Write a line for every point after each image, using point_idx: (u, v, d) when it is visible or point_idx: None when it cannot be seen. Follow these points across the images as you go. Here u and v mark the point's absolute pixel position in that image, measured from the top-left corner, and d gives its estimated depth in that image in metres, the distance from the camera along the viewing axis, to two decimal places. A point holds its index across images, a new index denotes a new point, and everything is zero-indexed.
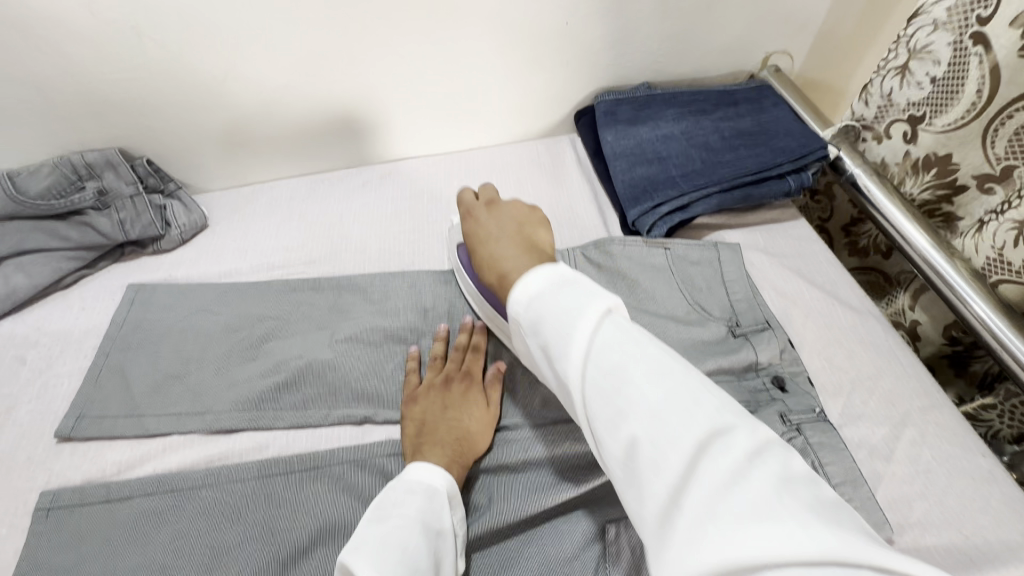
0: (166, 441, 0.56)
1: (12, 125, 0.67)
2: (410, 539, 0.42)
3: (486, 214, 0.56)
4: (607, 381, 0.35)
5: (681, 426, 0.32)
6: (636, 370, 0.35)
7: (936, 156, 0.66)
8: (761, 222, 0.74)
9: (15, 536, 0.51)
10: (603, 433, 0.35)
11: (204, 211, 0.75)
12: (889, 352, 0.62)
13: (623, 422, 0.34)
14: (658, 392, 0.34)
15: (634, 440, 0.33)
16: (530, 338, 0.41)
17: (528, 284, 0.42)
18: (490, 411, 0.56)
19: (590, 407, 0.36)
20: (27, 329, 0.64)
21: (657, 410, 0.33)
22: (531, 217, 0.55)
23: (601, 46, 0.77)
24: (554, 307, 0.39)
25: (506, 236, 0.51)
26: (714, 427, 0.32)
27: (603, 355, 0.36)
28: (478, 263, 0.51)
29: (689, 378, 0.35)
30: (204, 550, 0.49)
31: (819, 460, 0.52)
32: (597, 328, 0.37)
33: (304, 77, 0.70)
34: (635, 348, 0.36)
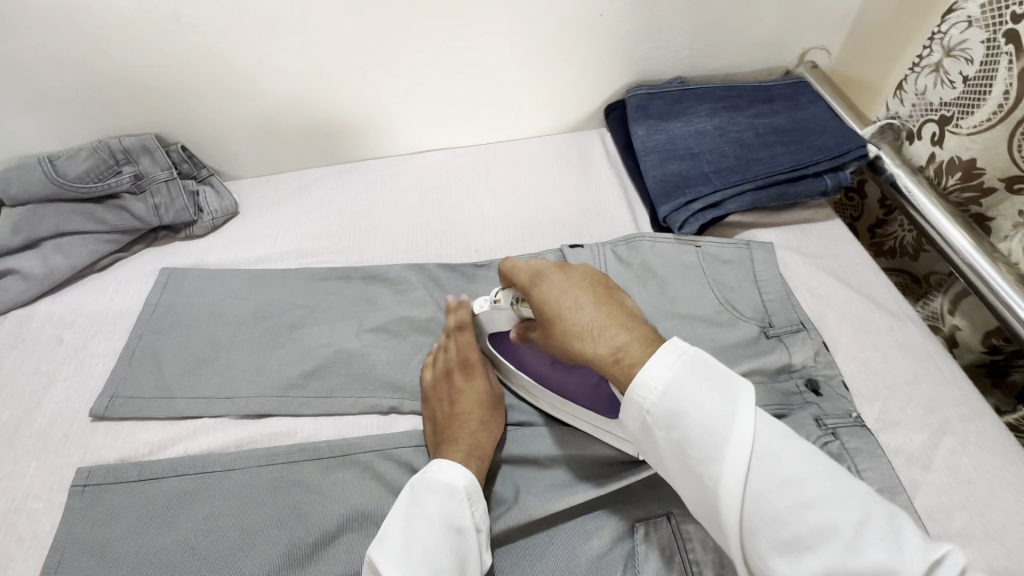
0: (196, 423, 0.57)
1: (54, 110, 0.68)
2: (425, 543, 0.43)
3: (561, 277, 0.47)
4: (782, 501, 0.36)
5: (887, 557, 0.33)
6: (812, 489, 0.36)
7: (960, 160, 0.65)
8: (795, 222, 0.73)
9: (52, 510, 0.52)
10: (780, 557, 0.36)
11: (235, 198, 0.76)
12: (928, 358, 0.60)
13: (809, 548, 0.34)
14: (848, 519, 0.34)
15: (823, 566, 0.34)
16: (664, 431, 0.40)
17: (659, 369, 0.40)
18: (495, 395, 0.57)
19: (756, 521, 0.36)
20: (63, 309, 0.66)
21: (847, 537, 0.34)
22: (607, 282, 0.48)
23: (634, 39, 0.76)
24: (697, 406, 0.39)
25: (599, 307, 0.45)
26: (925, 556, 0.33)
27: (768, 466, 0.37)
28: (569, 338, 0.44)
29: (864, 495, 0.36)
30: (234, 532, 0.50)
31: (856, 466, 0.51)
32: (755, 432, 0.38)
33: (336, 66, 0.70)
34: (808, 468, 0.36)
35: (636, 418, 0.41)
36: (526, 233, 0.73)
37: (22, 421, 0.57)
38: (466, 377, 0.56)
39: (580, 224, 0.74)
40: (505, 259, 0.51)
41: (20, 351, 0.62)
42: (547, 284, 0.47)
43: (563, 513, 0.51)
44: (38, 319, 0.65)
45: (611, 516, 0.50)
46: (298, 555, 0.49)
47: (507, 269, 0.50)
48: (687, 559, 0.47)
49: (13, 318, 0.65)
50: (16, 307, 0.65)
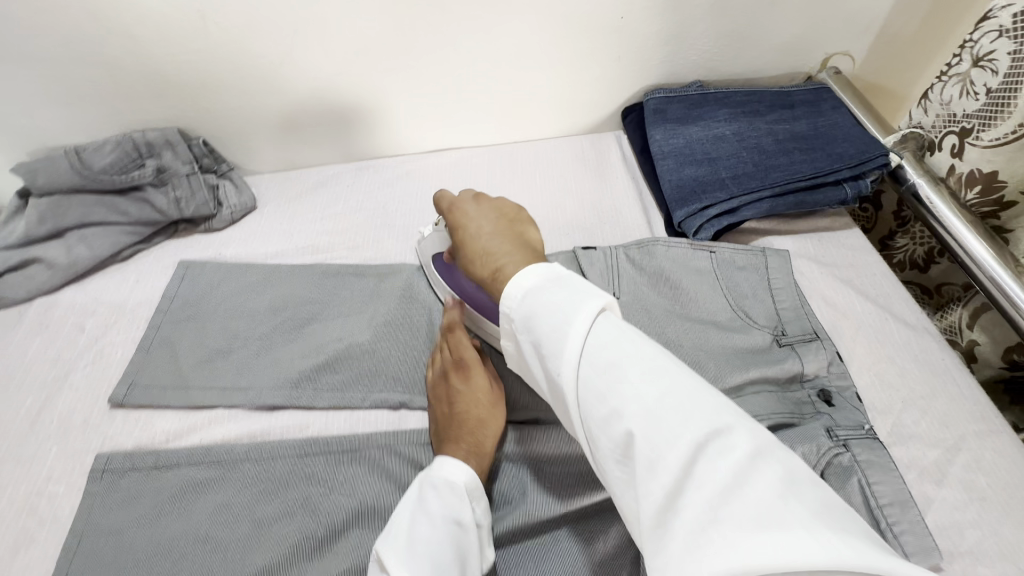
0: (211, 413, 0.58)
1: (82, 102, 0.70)
2: (426, 535, 0.43)
3: (474, 207, 0.56)
4: (602, 381, 0.36)
5: (676, 425, 0.32)
6: (629, 369, 0.36)
7: (980, 172, 0.65)
8: (813, 230, 0.72)
9: (72, 494, 0.53)
10: (601, 434, 0.36)
11: (254, 193, 0.77)
12: (946, 373, 0.59)
13: (621, 422, 0.34)
14: (654, 393, 0.34)
15: (625, 436, 0.34)
16: (523, 333, 0.42)
17: (522, 281, 0.44)
18: (495, 392, 0.55)
19: (585, 406, 0.37)
20: (86, 298, 0.67)
21: (646, 408, 0.34)
22: (518, 215, 0.55)
23: (655, 42, 0.75)
24: (545, 306, 0.41)
25: (496, 230, 0.52)
26: (712, 426, 0.32)
27: (595, 353, 0.37)
28: (470, 257, 0.51)
29: (679, 376, 0.35)
30: (247, 522, 0.51)
31: (866, 478, 0.49)
32: (592, 325, 0.38)
33: (357, 65, 0.71)
34: (632, 350, 0.37)
35: (505, 323, 0.45)
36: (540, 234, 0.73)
37: (44, 406, 0.59)
38: (462, 379, 0.54)
39: (594, 227, 0.74)
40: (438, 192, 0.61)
41: (44, 337, 0.64)
42: (461, 215, 0.56)
43: (569, 516, 0.51)
44: (61, 306, 0.66)
45: (617, 521, 0.51)
46: (307, 547, 0.50)
47: (438, 199, 0.60)
48: None
49: (38, 305, 0.67)
50: (41, 294, 0.67)
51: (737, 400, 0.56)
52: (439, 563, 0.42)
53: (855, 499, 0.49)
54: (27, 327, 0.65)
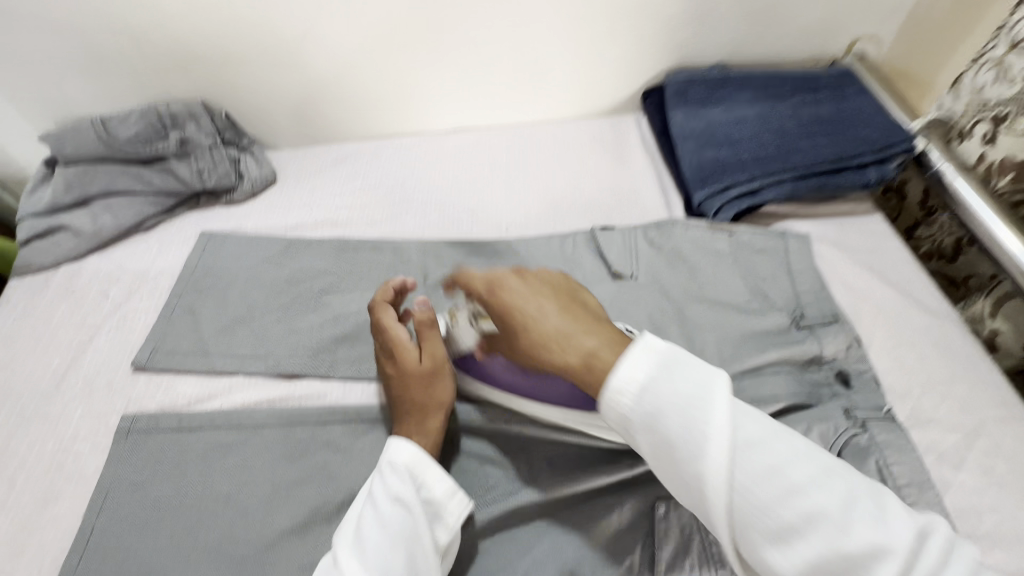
0: (231, 380, 0.59)
1: (109, 72, 0.71)
2: (369, 521, 0.45)
3: (521, 282, 0.48)
4: (773, 492, 0.36)
5: (877, 536, 0.35)
6: (798, 475, 0.36)
7: (1012, 160, 0.63)
8: (834, 215, 0.71)
9: (98, 453, 0.55)
10: (774, 548, 0.36)
11: (274, 167, 0.78)
12: (965, 360, 0.58)
13: (808, 534, 0.35)
14: (836, 502, 0.36)
15: (818, 552, 0.35)
16: (647, 433, 0.40)
17: (634, 369, 0.41)
18: (433, 360, 0.54)
19: (746, 513, 0.37)
20: (110, 266, 0.68)
21: (837, 521, 0.35)
22: (568, 284, 0.49)
23: (677, 21, 0.74)
24: (674, 405, 0.39)
25: (558, 308, 0.46)
26: (907, 532, 0.35)
27: (755, 455, 0.37)
28: (540, 343, 0.45)
29: (838, 472, 0.37)
30: (266, 485, 0.52)
31: (884, 460, 0.49)
32: (736, 423, 0.38)
33: (378, 40, 0.71)
34: (787, 450, 0.38)
35: (617, 420, 0.42)
36: (558, 214, 0.73)
37: (70, 368, 0.60)
38: (394, 363, 0.54)
39: (611, 208, 0.73)
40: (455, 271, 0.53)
41: (70, 302, 0.65)
42: (508, 292, 0.48)
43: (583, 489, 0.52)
44: (86, 273, 0.68)
45: (631, 495, 0.51)
46: (326, 511, 0.50)
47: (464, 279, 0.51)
48: (707, 539, 0.48)
49: (63, 272, 0.68)
50: (66, 261, 0.69)
51: (753, 380, 0.56)
52: (386, 550, 0.43)
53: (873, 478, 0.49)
54: (54, 293, 0.66)
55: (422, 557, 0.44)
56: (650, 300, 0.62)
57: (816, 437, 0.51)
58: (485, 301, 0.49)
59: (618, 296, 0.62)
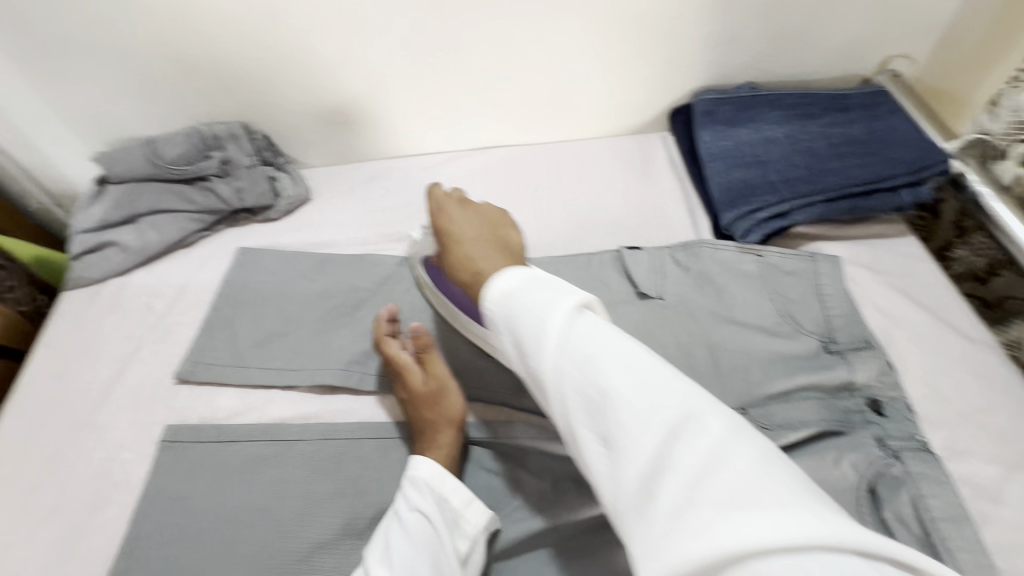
0: (267, 394, 0.61)
1: (158, 95, 0.74)
2: (394, 534, 0.47)
3: (458, 211, 0.59)
4: (584, 377, 0.38)
5: (654, 413, 0.35)
6: (603, 359, 0.38)
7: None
8: (865, 236, 0.70)
9: (143, 462, 0.57)
10: (581, 429, 0.38)
11: (309, 185, 0.81)
12: (1005, 388, 0.57)
13: (601, 413, 0.37)
14: (631, 382, 0.37)
15: (606, 425, 0.36)
16: (507, 335, 0.45)
17: (503, 281, 0.47)
18: (436, 380, 0.56)
19: (560, 395, 0.39)
20: (154, 281, 0.71)
21: (624, 398, 0.36)
22: (501, 221, 0.59)
23: (707, 42, 0.75)
24: (524, 303, 0.44)
25: (479, 236, 0.55)
26: (692, 414, 0.34)
27: (576, 345, 0.40)
28: (452, 262, 0.55)
29: (653, 365, 0.38)
30: (301, 499, 0.53)
31: (919, 491, 0.48)
32: (571, 323, 0.41)
33: (412, 63, 0.73)
34: (609, 345, 0.39)
35: (490, 326, 0.47)
36: (585, 233, 0.74)
37: (117, 379, 0.63)
38: (404, 387, 0.57)
39: (638, 227, 0.74)
40: (431, 187, 0.63)
41: (117, 315, 0.68)
42: (446, 217, 0.59)
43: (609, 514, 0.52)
44: (132, 287, 0.71)
45: None
46: (358, 526, 0.52)
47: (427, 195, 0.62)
48: None
49: (111, 286, 0.71)
50: (113, 275, 0.72)
51: (782, 405, 0.55)
52: (409, 558, 0.45)
53: (906, 513, 0.47)
54: (102, 306, 0.69)
55: (445, 566, 0.45)
56: (677, 321, 0.62)
57: (847, 467, 0.50)
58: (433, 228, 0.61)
59: (645, 317, 0.62)
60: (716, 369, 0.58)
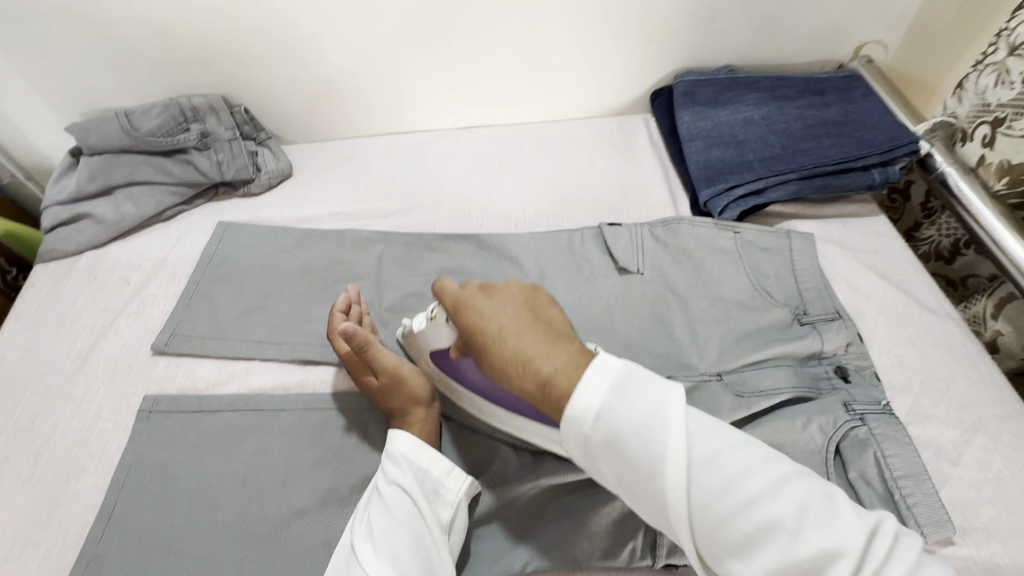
0: (247, 364, 0.61)
1: (134, 67, 0.73)
2: (375, 512, 0.47)
3: (486, 303, 0.47)
4: (727, 504, 0.37)
5: (827, 539, 0.35)
6: (752, 486, 0.37)
7: (1009, 163, 0.64)
8: (838, 215, 0.72)
9: (119, 432, 0.57)
10: (734, 558, 0.37)
11: (290, 161, 0.80)
12: (967, 358, 0.59)
13: (761, 546, 0.36)
14: (788, 510, 0.36)
15: (773, 561, 0.35)
16: (608, 455, 0.40)
17: (591, 395, 0.40)
18: (388, 371, 0.55)
19: (704, 526, 0.37)
20: (130, 254, 0.70)
21: (789, 530, 0.36)
22: (536, 301, 0.47)
23: (688, 24, 0.76)
24: (632, 423, 0.39)
25: (528, 330, 0.44)
26: (853, 530, 0.35)
27: (711, 468, 0.38)
28: (501, 366, 0.44)
29: (794, 479, 0.37)
30: (282, 466, 0.53)
31: (882, 451, 0.50)
32: (692, 439, 0.38)
33: (395, 39, 0.73)
34: (740, 459, 0.38)
35: (575, 447, 0.41)
36: (567, 210, 0.75)
37: (92, 351, 0.62)
38: (360, 379, 0.56)
39: (619, 205, 0.75)
40: (438, 280, 0.50)
41: (92, 288, 0.67)
42: (474, 314, 0.47)
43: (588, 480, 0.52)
44: (107, 260, 0.70)
45: None
46: (339, 493, 0.52)
47: (437, 290, 0.50)
48: None
49: (86, 259, 0.70)
50: (88, 248, 0.71)
51: (755, 372, 0.57)
52: (391, 533, 0.45)
53: (871, 471, 0.50)
54: (77, 279, 0.68)
55: (427, 537, 0.46)
56: (656, 294, 0.63)
57: (814, 430, 0.51)
58: (454, 324, 0.49)
59: (624, 291, 0.63)
60: (694, 341, 0.60)
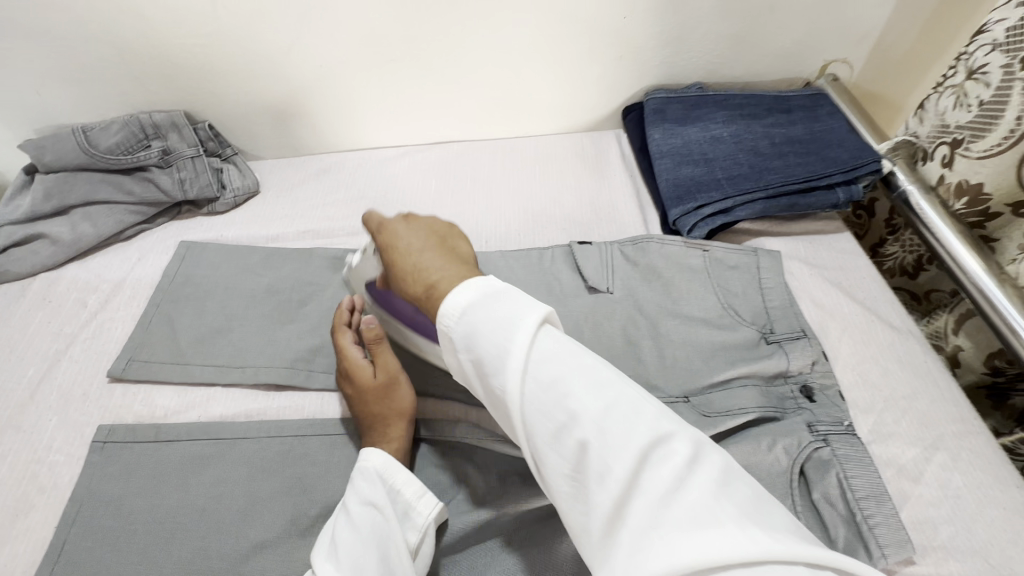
0: (209, 391, 0.59)
1: (92, 82, 0.71)
2: (343, 530, 0.45)
3: (402, 225, 0.51)
4: (546, 396, 0.35)
5: (620, 435, 0.32)
6: (574, 382, 0.35)
7: (968, 183, 0.66)
8: (805, 232, 0.73)
9: (72, 464, 0.55)
10: (547, 451, 0.35)
11: (257, 178, 0.78)
12: (928, 374, 0.60)
13: (567, 438, 0.34)
14: (600, 405, 0.34)
15: (574, 451, 0.33)
16: (463, 353, 0.39)
17: (460, 298, 0.40)
18: (387, 373, 0.55)
19: (527, 418, 0.35)
20: (87, 276, 0.68)
21: (593, 423, 0.33)
22: (449, 233, 0.51)
23: (657, 42, 0.76)
24: (488, 320, 0.38)
25: (431, 249, 0.47)
26: (655, 434, 0.32)
27: (542, 367, 0.36)
28: (402, 276, 0.47)
29: (618, 386, 0.35)
30: (243, 498, 0.52)
31: (844, 472, 0.51)
32: (537, 337, 0.37)
33: (365, 55, 0.72)
34: (573, 361, 0.36)
35: (443, 343, 0.41)
36: (539, 226, 0.75)
37: (43, 378, 0.60)
38: (350, 381, 0.56)
39: (590, 222, 0.75)
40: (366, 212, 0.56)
41: (46, 312, 0.65)
42: (388, 233, 0.51)
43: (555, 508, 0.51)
44: (63, 282, 0.68)
45: None
46: (300, 525, 0.51)
47: (365, 220, 0.54)
48: None
49: (40, 281, 0.68)
50: (44, 269, 0.68)
51: (722, 393, 0.57)
52: (357, 552, 0.43)
53: (834, 493, 0.50)
54: (30, 301, 0.66)
55: (393, 555, 0.44)
56: (625, 313, 0.63)
57: (780, 451, 0.52)
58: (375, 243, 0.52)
59: (594, 309, 0.63)
60: (662, 361, 0.60)
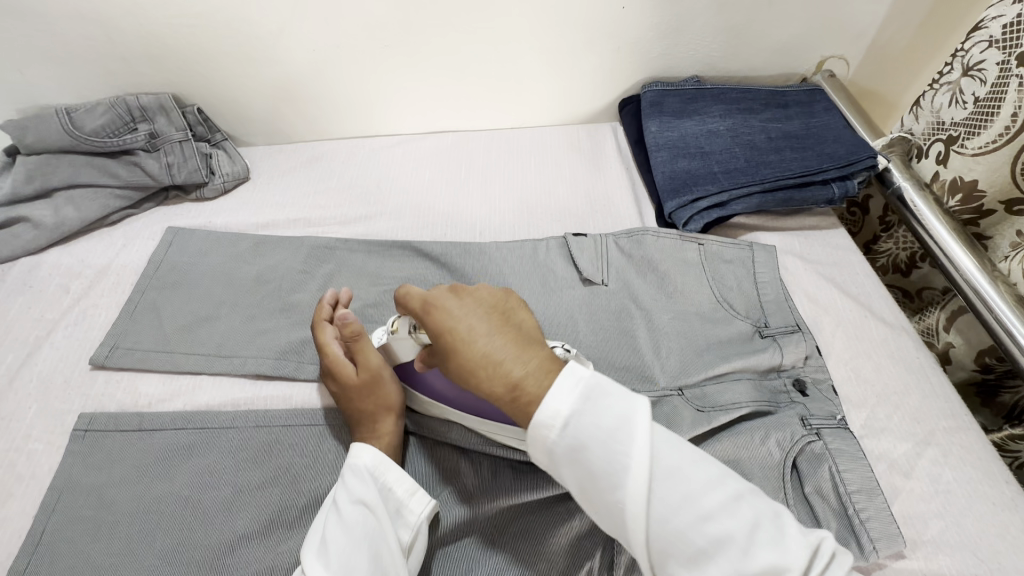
0: (195, 379, 0.58)
1: (77, 63, 0.69)
2: (335, 531, 0.44)
3: (455, 302, 0.44)
4: (682, 518, 0.37)
5: (775, 556, 0.35)
6: (709, 501, 0.37)
7: (962, 180, 0.66)
8: (800, 227, 0.73)
9: (53, 453, 0.53)
10: (684, 568, 0.37)
11: (247, 164, 0.77)
12: (919, 370, 0.60)
13: (711, 559, 0.36)
14: (740, 524, 0.36)
15: (722, 574, 0.36)
16: (572, 465, 0.39)
17: (558, 404, 0.39)
18: (370, 369, 0.54)
19: (659, 539, 0.37)
20: (70, 261, 0.66)
21: (741, 545, 0.36)
22: (508, 301, 0.46)
23: (655, 35, 0.76)
24: (599, 432, 0.38)
25: (496, 331, 0.42)
26: (800, 549, 0.36)
27: (669, 483, 0.38)
28: (469, 370, 0.42)
29: (747, 496, 0.38)
30: (228, 488, 0.51)
31: (836, 467, 0.51)
32: (654, 449, 0.38)
33: (359, 42, 0.71)
34: (701, 475, 0.38)
35: (537, 449, 0.39)
36: (533, 218, 0.74)
37: (24, 364, 0.59)
38: (335, 380, 0.55)
39: (586, 215, 0.74)
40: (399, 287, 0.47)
41: (27, 298, 0.63)
42: (441, 313, 0.44)
43: (547, 501, 0.50)
44: (45, 267, 0.66)
45: None
46: (287, 517, 0.50)
47: (405, 296, 0.46)
48: None
49: (22, 266, 0.66)
50: (25, 254, 0.66)
51: (716, 387, 0.57)
52: (349, 553, 0.43)
53: (826, 486, 0.50)
54: (11, 286, 0.64)
55: (386, 555, 0.44)
56: (619, 306, 0.63)
57: (773, 445, 0.52)
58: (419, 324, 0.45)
59: (588, 301, 0.63)
60: (656, 354, 0.59)
